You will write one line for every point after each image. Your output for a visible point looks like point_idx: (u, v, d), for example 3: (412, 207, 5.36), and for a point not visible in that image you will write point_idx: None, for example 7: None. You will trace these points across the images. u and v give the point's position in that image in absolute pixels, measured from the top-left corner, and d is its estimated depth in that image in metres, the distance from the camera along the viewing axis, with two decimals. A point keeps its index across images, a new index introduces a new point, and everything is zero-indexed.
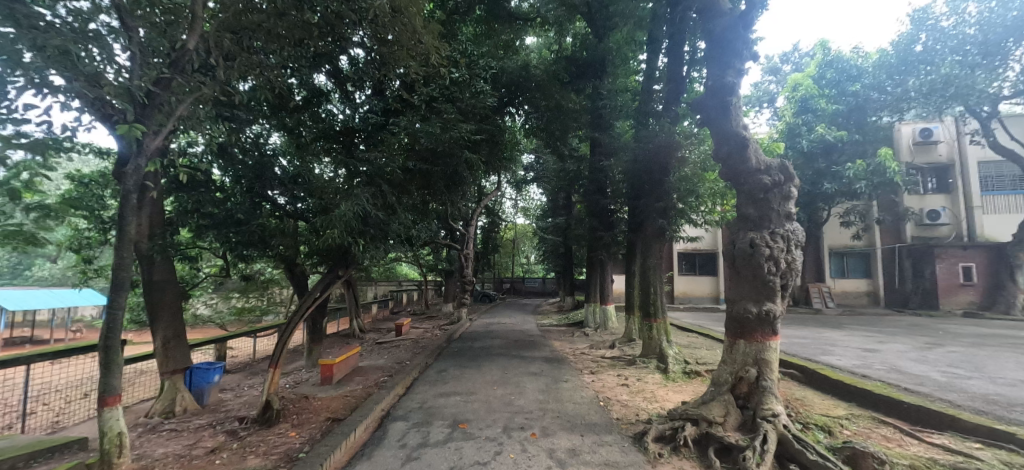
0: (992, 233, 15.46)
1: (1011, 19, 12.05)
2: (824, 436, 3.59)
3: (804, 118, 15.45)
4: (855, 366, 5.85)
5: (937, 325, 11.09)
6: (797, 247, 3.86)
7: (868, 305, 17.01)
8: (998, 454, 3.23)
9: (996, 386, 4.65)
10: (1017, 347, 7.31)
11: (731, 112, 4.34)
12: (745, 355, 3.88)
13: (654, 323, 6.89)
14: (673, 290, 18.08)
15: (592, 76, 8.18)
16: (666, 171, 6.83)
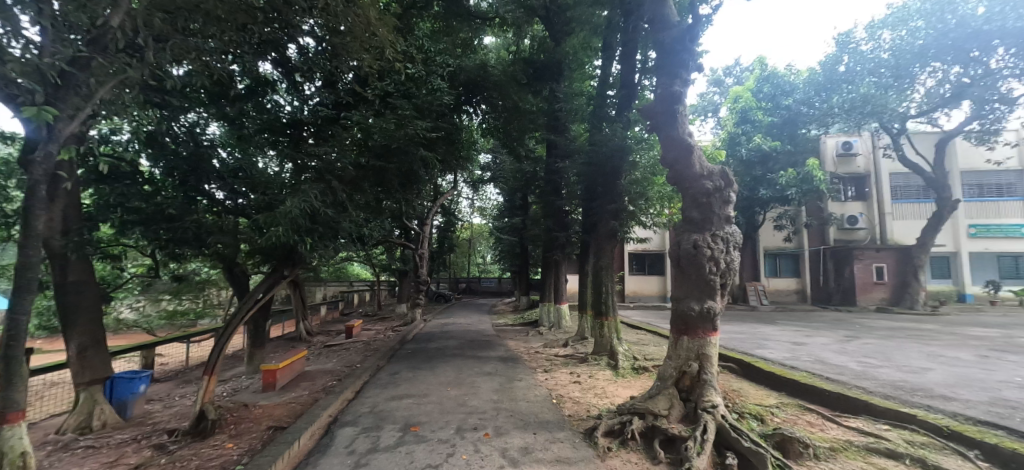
0: (900, 237, 17.32)
1: (917, 47, 13.61)
2: (757, 424, 3.87)
3: (743, 128, 16.58)
4: (785, 358, 6.33)
5: (854, 320, 12.26)
6: (735, 249, 4.12)
7: (797, 302, 18.49)
8: (901, 434, 3.63)
9: (901, 373, 5.21)
10: (919, 339, 8.22)
11: (678, 119, 4.54)
12: (688, 350, 4.08)
13: (606, 322, 7.08)
14: (625, 289, 18.71)
15: (549, 78, 8.23)
16: (618, 173, 7.04)
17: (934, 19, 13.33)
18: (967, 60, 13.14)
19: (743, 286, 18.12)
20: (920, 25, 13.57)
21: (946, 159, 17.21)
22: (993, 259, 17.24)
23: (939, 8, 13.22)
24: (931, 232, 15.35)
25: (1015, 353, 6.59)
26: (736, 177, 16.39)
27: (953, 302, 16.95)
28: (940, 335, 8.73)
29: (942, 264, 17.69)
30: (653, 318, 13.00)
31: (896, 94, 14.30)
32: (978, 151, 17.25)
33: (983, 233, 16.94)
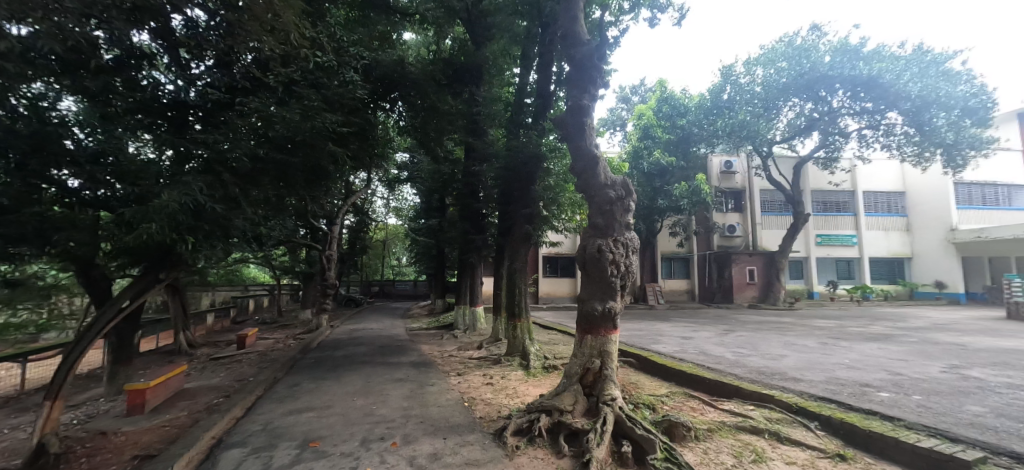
0: (768, 244, 20.30)
1: (782, 84, 16.10)
2: (649, 412, 4.24)
3: (646, 143, 18.17)
4: (675, 351, 7.04)
5: (731, 315, 14.08)
6: (634, 253, 4.48)
7: (687, 301, 20.70)
8: (761, 412, 4.24)
9: (764, 361, 6.09)
10: (777, 330, 9.71)
11: (585, 131, 4.85)
12: (592, 348, 4.34)
13: (518, 322, 7.30)
14: (539, 291, 19.39)
15: (468, 82, 8.10)
16: (533, 179, 7.30)
17: (794, 61, 15.85)
18: (817, 98, 15.89)
19: (643, 287, 19.80)
20: (784, 67, 16.04)
21: (802, 180, 20.54)
22: (833, 263, 20.94)
23: (798, 54, 15.74)
24: (790, 240, 18.16)
25: (845, 340, 8.08)
26: (638, 187, 17.91)
27: (805, 299, 20.31)
28: (794, 326, 10.41)
29: (798, 267, 21.09)
30: (563, 317, 13.66)
31: (766, 122, 16.77)
32: (824, 174, 20.90)
33: (827, 241, 20.51)
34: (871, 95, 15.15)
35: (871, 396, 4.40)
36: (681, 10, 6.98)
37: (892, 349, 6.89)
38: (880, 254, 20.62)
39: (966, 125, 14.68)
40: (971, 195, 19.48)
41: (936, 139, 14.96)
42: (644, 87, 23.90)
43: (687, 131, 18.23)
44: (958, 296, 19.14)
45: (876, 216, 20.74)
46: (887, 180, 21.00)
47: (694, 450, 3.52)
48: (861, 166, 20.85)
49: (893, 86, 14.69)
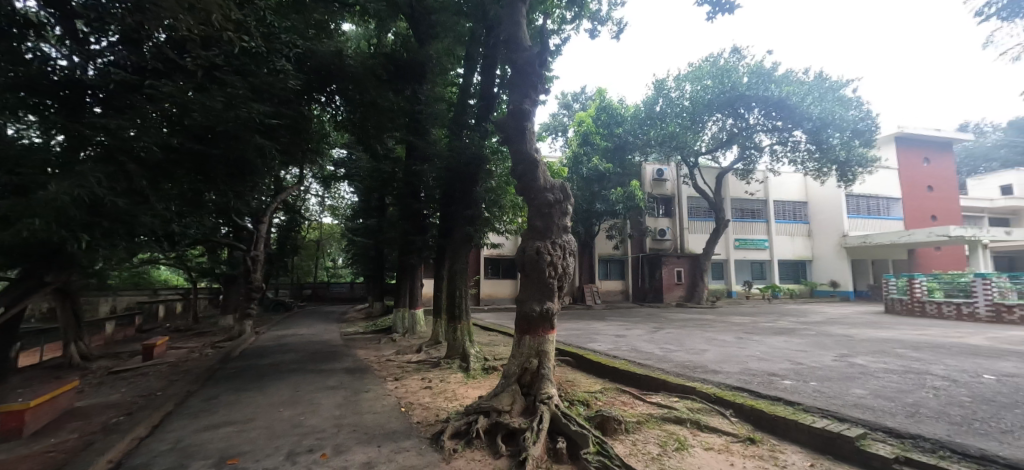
0: (693, 247, 21.96)
1: (708, 100, 17.43)
2: (583, 408, 4.40)
3: (585, 149, 18.87)
4: (609, 349, 7.37)
5: (660, 314, 15.01)
6: (571, 255, 4.63)
7: (622, 300, 21.74)
8: (685, 403, 4.57)
9: (688, 355, 6.56)
10: (699, 327, 10.52)
11: (526, 135, 4.95)
12: (530, 348, 4.42)
13: (458, 325, 7.30)
14: (480, 292, 19.38)
15: (410, 79, 7.72)
16: (474, 181, 7.38)
17: (717, 79, 17.20)
18: (736, 114, 17.43)
19: (581, 288, 20.50)
20: (709, 84, 17.40)
21: (723, 188, 22.39)
22: (749, 265, 23.08)
23: (721, 74, 17.13)
24: (712, 243, 19.72)
25: (756, 334, 8.96)
26: (577, 191, 18.52)
27: (725, 298, 22.18)
28: (714, 323, 11.34)
29: (720, 268, 22.98)
30: (504, 319, 13.78)
31: (693, 135, 18.14)
32: (742, 184, 22.98)
33: (744, 245, 22.56)
34: (781, 115, 16.90)
35: (776, 383, 4.90)
36: (619, 25, 7.36)
37: (794, 342, 7.74)
38: (787, 257, 23.06)
39: (855, 146, 16.93)
40: (859, 206, 22.41)
41: (832, 156, 17.08)
42: (585, 96, 24.92)
43: (624, 140, 19.13)
44: (849, 294, 21.90)
45: (785, 223, 23.19)
46: (793, 191, 23.58)
47: (624, 443, 3.71)
48: (773, 178, 23.20)
49: (799, 107, 16.51)
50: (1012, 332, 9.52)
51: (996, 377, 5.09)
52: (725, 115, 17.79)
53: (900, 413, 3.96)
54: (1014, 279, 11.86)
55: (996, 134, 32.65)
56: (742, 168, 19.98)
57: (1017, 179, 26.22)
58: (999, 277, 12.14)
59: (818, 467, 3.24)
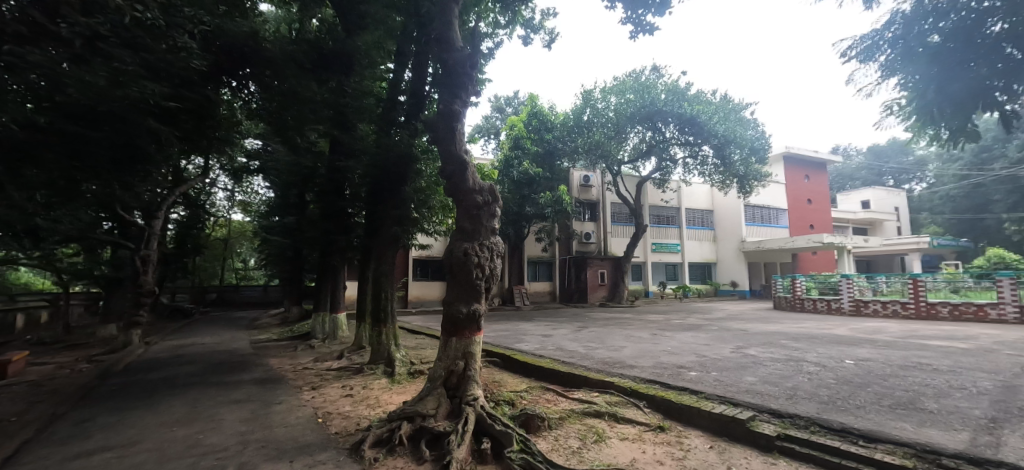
0: (615, 249, 23.38)
1: (630, 112, 18.65)
2: (508, 408, 4.49)
3: (516, 153, 19.28)
4: (535, 349, 7.57)
5: (584, 314, 15.73)
6: (498, 257, 4.69)
7: (549, 301, 22.41)
8: (604, 397, 4.84)
9: (608, 352, 6.96)
10: (618, 325, 11.20)
11: (455, 136, 4.93)
12: (456, 350, 4.43)
13: (383, 329, 7.19)
14: (408, 295, 18.86)
15: (334, 70, 6.81)
16: (402, 180, 7.35)
17: (639, 94, 18.50)
18: (655, 127, 18.90)
19: (511, 290, 20.84)
20: (631, 98, 18.66)
21: (643, 196, 24.00)
22: (664, 267, 25.02)
23: (642, 89, 18.44)
24: (632, 247, 21.10)
25: (667, 330, 9.74)
26: (507, 195, 18.79)
27: (643, 298, 23.83)
28: (632, 321, 12.15)
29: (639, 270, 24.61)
30: (433, 321, 13.58)
31: (616, 144, 19.34)
32: (659, 192, 24.86)
33: (660, 249, 24.43)
34: (692, 130, 18.60)
35: (684, 375, 5.38)
36: (551, 35, 7.61)
37: (700, 337, 8.54)
38: (697, 260, 25.39)
39: (752, 163, 19.14)
40: (756, 215, 25.35)
41: (734, 170, 19.15)
42: (517, 101, 25.62)
43: (553, 146, 19.77)
44: (745, 293, 24.90)
45: (695, 229, 25.53)
46: (702, 200, 26.07)
47: (546, 439, 3.83)
48: (685, 188, 25.40)
49: (707, 125, 18.28)
50: (866, 324, 11.36)
51: (854, 362, 6.04)
52: (645, 128, 19.17)
53: (782, 395, 4.54)
54: (870, 280, 14.13)
55: (859, 157, 38.85)
56: (659, 178, 21.66)
57: (873, 196, 31.40)
58: (859, 278, 14.39)
59: (717, 448, 3.63)
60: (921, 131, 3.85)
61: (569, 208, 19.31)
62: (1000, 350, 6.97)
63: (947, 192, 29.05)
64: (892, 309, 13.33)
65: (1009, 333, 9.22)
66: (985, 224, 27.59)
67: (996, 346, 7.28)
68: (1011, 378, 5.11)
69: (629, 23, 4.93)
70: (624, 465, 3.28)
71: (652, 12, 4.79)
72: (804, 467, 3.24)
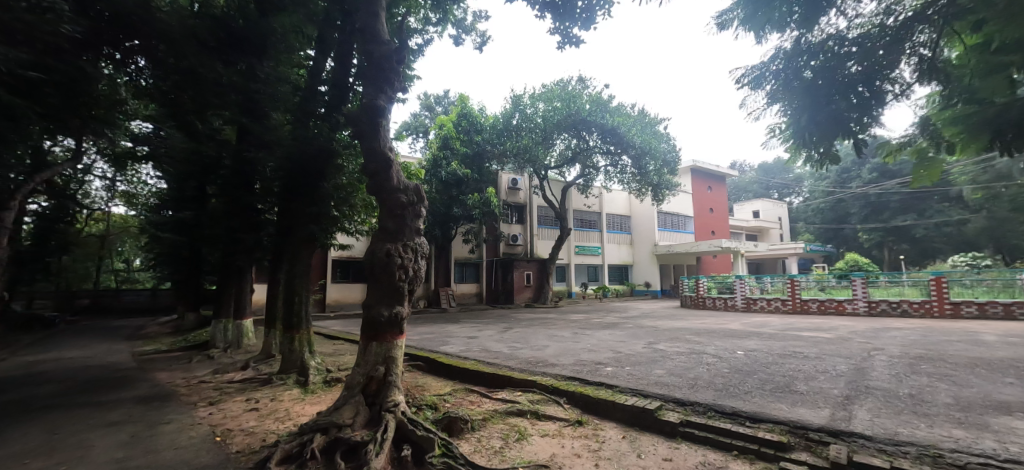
0: (541, 251, 24.09)
1: (558, 119, 19.41)
2: (431, 412, 4.43)
3: (445, 153, 19.02)
4: (460, 350, 7.52)
5: (510, 315, 15.96)
6: (423, 258, 4.59)
7: (476, 303, 22.36)
8: (527, 396, 4.95)
9: (531, 352, 7.13)
10: (542, 325, 11.55)
11: (380, 132, 4.75)
12: (376, 355, 4.26)
13: (296, 334, 6.72)
14: (325, 298, 17.72)
15: (244, 52, 6.13)
16: (321, 176, 6.99)
17: (566, 102, 19.33)
18: (579, 135, 19.82)
19: (437, 291, 20.58)
20: (559, 106, 19.43)
21: (568, 200, 25.01)
22: (586, 268, 26.26)
23: (568, 98, 19.29)
24: (556, 250, 21.88)
25: (587, 329, 10.24)
26: (434, 194, 18.47)
27: (566, 298, 24.83)
28: (555, 321, 12.59)
29: (563, 272, 25.59)
30: (352, 326, 12.90)
31: (543, 149, 19.99)
32: (582, 197, 26.06)
33: (583, 251, 25.62)
34: (614, 140, 19.82)
35: (601, 371, 5.69)
36: (483, 37, 7.64)
37: (616, 334, 9.10)
38: (616, 262, 27.02)
39: (664, 173, 20.83)
40: (667, 221, 27.70)
41: (649, 180, 20.69)
42: (447, 101, 25.55)
43: (481, 148, 19.80)
44: (656, 292, 27.27)
45: (615, 233, 27.21)
46: (622, 206, 27.88)
47: (469, 441, 3.82)
48: (606, 194, 26.96)
49: (626, 136, 19.61)
50: (754, 319, 12.92)
51: (744, 353, 6.84)
52: (570, 135, 20.06)
53: (685, 385, 5.00)
54: (758, 280, 16.10)
55: (752, 173, 44.27)
56: (582, 183, 22.77)
57: (762, 207, 35.92)
58: (749, 278, 16.34)
59: (629, 437, 3.90)
60: (795, 152, 3.50)
61: (496, 210, 19.43)
62: (852, 338, 8.33)
63: (817, 205, 34.16)
64: (774, 305, 15.42)
65: (858, 323, 11.09)
66: (844, 233, 32.85)
67: (849, 335, 8.71)
68: (860, 361, 6.15)
69: (558, 34, 5.12)
70: (544, 461, 3.39)
71: (578, 26, 5.02)
72: (701, 448, 3.62)
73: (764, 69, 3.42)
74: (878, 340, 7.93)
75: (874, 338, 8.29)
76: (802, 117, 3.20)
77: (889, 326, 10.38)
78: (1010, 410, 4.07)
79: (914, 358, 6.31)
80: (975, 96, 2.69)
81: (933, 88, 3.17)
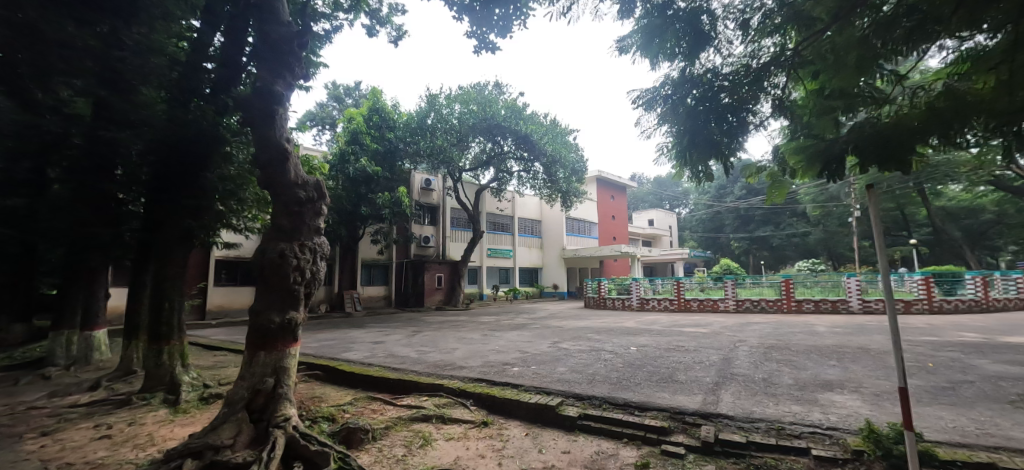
0: (453, 253, 23.94)
1: (474, 122, 19.57)
2: (327, 425, 4.16)
3: (354, 148, 17.97)
4: (363, 357, 7.14)
5: (419, 318, 15.56)
6: (322, 259, 4.30)
7: (383, 306, 21.40)
8: (433, 401, 4.88)
9: (439, 355, 7.05)
10: (452, 328, 11.47)
11: (275, 121, 4.36)
12: (264, 366, 3.85)
13: (165, 346, 5.86)
14: (205, 304, 15.60)
15: (103, 10, 4.50)
16: (204, 165, 6.32)
17: (482, 106, 19.55)
18: (494, 139, 20.16)
19: (341, 294, 19.35)
20: (474, 109, 19.60)
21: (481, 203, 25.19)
22: (498, 271, 26.68)
23: (484, 102, 19.52)
24: (468, 253, 21.86)
25: (496, 330, 10.41)
26: (341, 191, 17.31)
27: (478, 301, 24.93)
28: (465, 323, 12.59)
29: (475, 274, 25.68)
30: (237, 334, 11.54)
31: (457, 151, 19.97)
32: (495, 201, 26.45)
33: (495, 254, 25.97)
34: (527, 147, 20.48)
35: (508, 371, 5.83)
36: (398, 31, 7.39)
37: (523, 334, 9.41)
38: (527, 265, 27.84)
39: (573, 181, 22.06)
40: (574, 226, 29.40)
41: (559, 187, 21.72)
42: (358, 93, 24.28)
43: (393, 145, 19.10)
44: (563, 294, 28.72)
45: (527, 236, 28.09)
46: (534, 211, 28.93)
47: (369, 452, 3.64)
48: (519, 198, 27.70)
49: (539, 143, 20.33)
50: (647, 317, 14.20)
51: (636, 348, 7.52)
52: (485, 139, 20.32)
53: (585, 380, 5.34)
54: (651, 282, 17.80)
55: (649, 185, 48.99)
56: (496, 187, 23.09)
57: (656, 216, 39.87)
58: (644, 280, 17.99)
59: (531, 434, 4.06)
60: (678, 170, 3.95)
61: (407, 210, 18.78)
62: (722, 332, 9.64)
63: (700, 216, 38.92)
64: (663, 304, 17.19)
65: (727, 319, 12.82)
66: (720, 241, 37.82)
67: (720, 330, 10.05)
68: (727, 352, 7.13)
69: (474, 39, 5.15)
70: (447, 465, 3.36)
71: (495, 32, 5.10)
72: (596, 438, 3.89)
73: (655, 95, 3.76)
74: (740, 333, 9.28)
75: (738, 332, 9.69)
76: (684, 137, 3.61)
77: (751, 321, 12.16)
78: (832, 386, 5.04)
79: (767, 348, 7.50)
80: (813, 133, 3.33)
81: (782, 123, 3.81)
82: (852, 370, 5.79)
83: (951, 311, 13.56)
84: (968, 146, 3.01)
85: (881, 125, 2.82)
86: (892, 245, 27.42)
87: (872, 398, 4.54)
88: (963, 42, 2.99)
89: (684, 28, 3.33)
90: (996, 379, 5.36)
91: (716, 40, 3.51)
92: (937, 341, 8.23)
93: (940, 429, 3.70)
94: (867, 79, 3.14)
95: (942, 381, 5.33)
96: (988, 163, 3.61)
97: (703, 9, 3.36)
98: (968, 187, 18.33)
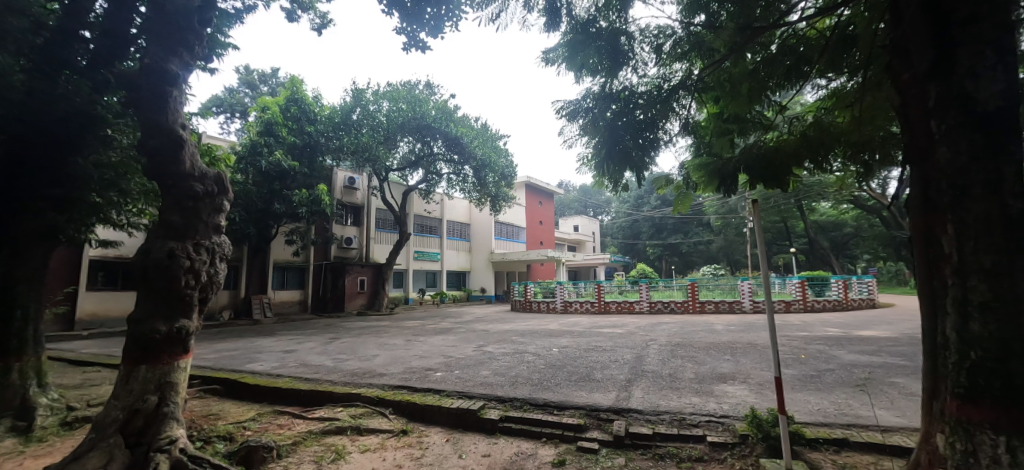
0: (376, 255, 23.01)
1: (402, 120, 19.07)
2: (223, 445, 3.77)
3: (267, 140, 16.43)
4: (271, 368, 6.56)
5: (338, 324, 14.69)
6: (221, 261, 3.90)
7: (298, 312, 19.86)
8: (348, 411, 4.64)
9: (357, 363, 6.71)
10: (371, 334, 10.98)
11: (168, 103, 3.88)
12: (145, 383, 3.36)
13: (16, 363, 4.91)
14: (73, 312, 13.30)
15: None
16: (74, 149, 5.39)
17: (412, 105, 19.10)
18: (424, 139, 19.78)
19: (248, 300, 17.61)
20: (404, 108, 19.09)
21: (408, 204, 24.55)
22: (425, 274, 26.11)
23: (414, 101, 19.11)
24: (393, 255, 21.09)
25: (419, 335, 10.17)
26: (251, 186, 15.83)
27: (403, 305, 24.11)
28: (387, 329, 12.12)
29: (400, 277, 24.84)
30: (112, 347, 9.97)
31: (384, 149, 19.35)
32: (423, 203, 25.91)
33: (422, 256, 25.42)
34: (458, 150, 20.38)
35: (430, 377, 5.73)
36: (322, 19, 6.95)
37: (448, 339, 9.30)
38: (455, 268, 27.59)
39: (502, 185, 22.17)
40: (503, 230, 29.82)
41: (489, 190, 21.77)
42: (275, 81, 22.49)
43: (314, 139, 17.86)
44: (491, 297, 28.89)
45: (455, 239, 27.85)
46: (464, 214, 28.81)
47: None
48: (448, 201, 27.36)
49: (469, 147, 20.33)
50: (569, 319, 14.75)
51: (557, 349, 7.80)
52: (414, 139, 19.95)
53: (507, 383, 5.43)
54: (574, 285, 18.52)
55: (575, 193, 51.19)
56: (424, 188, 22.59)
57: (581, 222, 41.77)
58: (568, 284, 18.69)
59: (452, 439, 4.03)
60: (599, 180, 4.13)
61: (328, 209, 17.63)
62: (635, 333, 10.34)
63: (620, 224, 41.51)
64: (585, 306, 17.99)
65: (641, 320, 13.78)
66: (637, 248, 40.62)
67: (633, 330, 10.76)
68: (639, 350, 7.68)
69: (404, 35, 5.01)
70: None
71: (426, 31, 5.01)
72: (516, 439, 3.98)
73: (578, 107, 3.88)
74: (651, 333, 10.03)
75: (649, 332, 10.44)
76: (603, 149, 3.79)
77: (661, 322, 13.20)
78: (725, 378, 5.66)
79: (674, 346, 8.20)
80: (713, 151, 3.71)
81: (688, 141, 4.18)
82: (742, 363, 6.55)
83: (820, 309, 15.91)
84: (832, 170, 3.60)
85: (765, 149, 3.23)
86: (776, 254, 31.52)
87: (757, 387, 5.18)
88: (829, 80, 3.53)
89: (605, 46, 3.53)
90: (850, 366, 6.40)
91: (634, 60, 3.78)
92: (807, 336, 9.60)
93: (808, 412, 4.32)
94: (756, 107, 3.60)
95: (810, 370, 6.23)
96: (845, 185, 4.33)
97: (622, 30, 3.58)
98: (834, 205, 21.68)
